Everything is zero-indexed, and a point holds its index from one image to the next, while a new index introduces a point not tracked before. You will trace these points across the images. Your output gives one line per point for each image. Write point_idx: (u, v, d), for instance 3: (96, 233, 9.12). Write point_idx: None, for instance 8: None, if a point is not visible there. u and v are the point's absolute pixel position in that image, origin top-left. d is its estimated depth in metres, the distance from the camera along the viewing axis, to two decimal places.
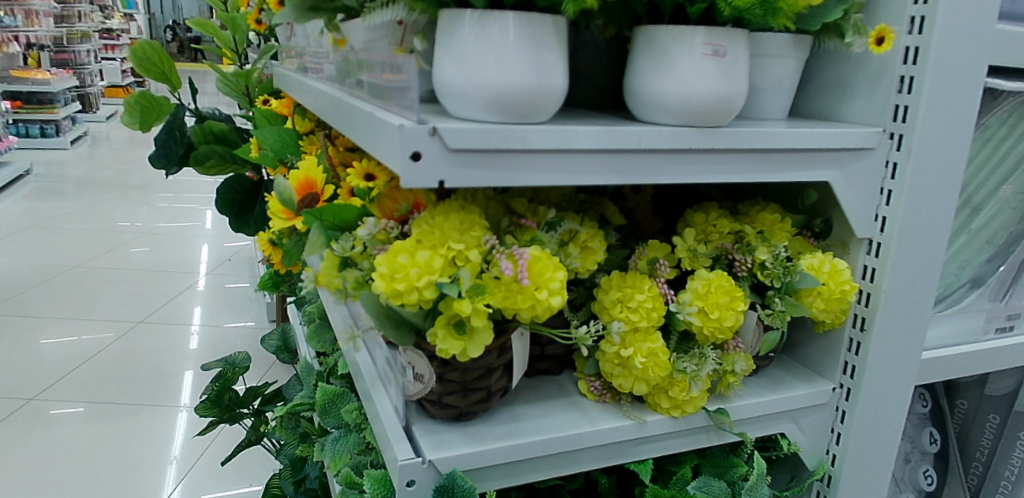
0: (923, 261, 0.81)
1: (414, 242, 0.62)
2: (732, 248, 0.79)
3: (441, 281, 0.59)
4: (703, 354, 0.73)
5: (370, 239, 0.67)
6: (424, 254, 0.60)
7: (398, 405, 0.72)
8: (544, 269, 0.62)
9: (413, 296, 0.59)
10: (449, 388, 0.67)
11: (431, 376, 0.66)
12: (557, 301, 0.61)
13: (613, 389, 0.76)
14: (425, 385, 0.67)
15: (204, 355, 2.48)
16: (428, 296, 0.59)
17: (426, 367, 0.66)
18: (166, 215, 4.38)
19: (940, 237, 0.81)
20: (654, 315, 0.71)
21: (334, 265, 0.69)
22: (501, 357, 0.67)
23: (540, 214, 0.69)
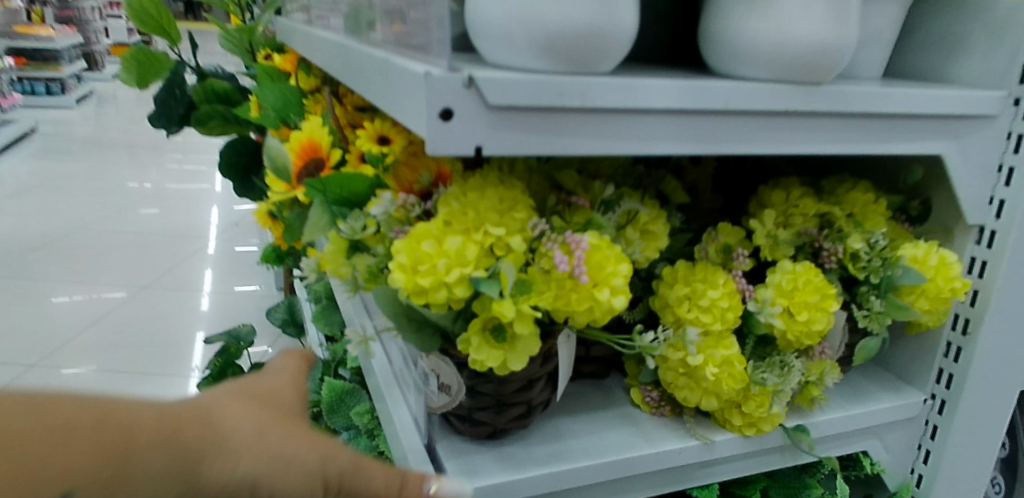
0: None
1: (441, 225, 0.49)
2: (818, 234, 0.65)
3: (478, 275, 0.46)
4: (786, 364, 0.60)
5: (384, 220, 0.55)
6: (455, 240, 0.47)
7: (417, 417, 0.60)
8: (605, 261, 0.49)
9: (440, 294, 0.46)
10: (482, 402, 0.55)
11: (460, 388, 0.54)
12: (620, 302, 0.49)
13: (673, 401, 0.64)
14: (451, 398, 0.55)
15: (214, 321, 2.38)
16: (462, 295, 0.46)
17: (454, 377, 0.54)
18: (175, 176, 4.27)
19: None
20: (729, 316, 0.58)
21: (343, 246, 0.57)
22: (544, 366, 0.55)
23: (594, 190, 0.56)
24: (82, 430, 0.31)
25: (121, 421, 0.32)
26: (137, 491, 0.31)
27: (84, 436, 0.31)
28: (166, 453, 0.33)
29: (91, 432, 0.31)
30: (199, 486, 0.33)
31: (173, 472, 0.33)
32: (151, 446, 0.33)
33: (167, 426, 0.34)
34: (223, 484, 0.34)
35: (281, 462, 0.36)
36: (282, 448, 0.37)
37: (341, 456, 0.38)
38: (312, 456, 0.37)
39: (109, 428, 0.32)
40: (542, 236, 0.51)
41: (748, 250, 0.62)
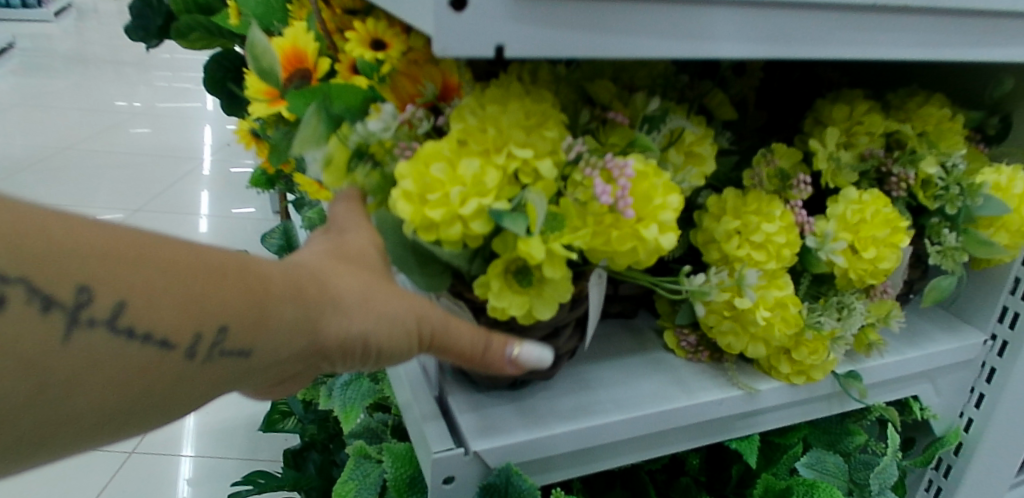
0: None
1: (455, 145, 0.40)
2: (885, 157, 0.56)
3: (502, 207, 0.38)
4: (846, 305, 0.53)
5: (387, 135, 0.45)
6: (472, 163, 0.38)
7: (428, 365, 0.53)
8: (652, 192, 0.41)
9: (455, 229, 0.38)
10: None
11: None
12: (669, 241, 0.41)
13: (711, 345, 0.57)
14: None
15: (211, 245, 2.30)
16: (481, 231, 0.38)
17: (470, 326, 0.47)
18: (163, 94, 4.09)
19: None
20: (785, 254, 0.50)
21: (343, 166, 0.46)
22: (572, 312, 0.47)
23: (635, 104, 0.47)
24: (226, 278, 0.34)
25: (257, 275, 0.35)
26: (273, 339, 0.35)
27: (232, 286, 0.34)
28: (295, 304, 0.36)
29: (238, 283, 0.34)
30: (319, 339, 0.37)
31: (301, 324, 0.36)
32: (282, 298, 0.35)
33: (292, 281, 0.36)
34: (340, 340, 0.37)
35: (384, 322, 0.39)
36: (389, 308, 0.39)
37: (434, 316, 0.41)
38: (411, 318, 0.40)
39: (246, 279, 0.34)
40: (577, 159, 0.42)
41: (809, 176, 0.53)
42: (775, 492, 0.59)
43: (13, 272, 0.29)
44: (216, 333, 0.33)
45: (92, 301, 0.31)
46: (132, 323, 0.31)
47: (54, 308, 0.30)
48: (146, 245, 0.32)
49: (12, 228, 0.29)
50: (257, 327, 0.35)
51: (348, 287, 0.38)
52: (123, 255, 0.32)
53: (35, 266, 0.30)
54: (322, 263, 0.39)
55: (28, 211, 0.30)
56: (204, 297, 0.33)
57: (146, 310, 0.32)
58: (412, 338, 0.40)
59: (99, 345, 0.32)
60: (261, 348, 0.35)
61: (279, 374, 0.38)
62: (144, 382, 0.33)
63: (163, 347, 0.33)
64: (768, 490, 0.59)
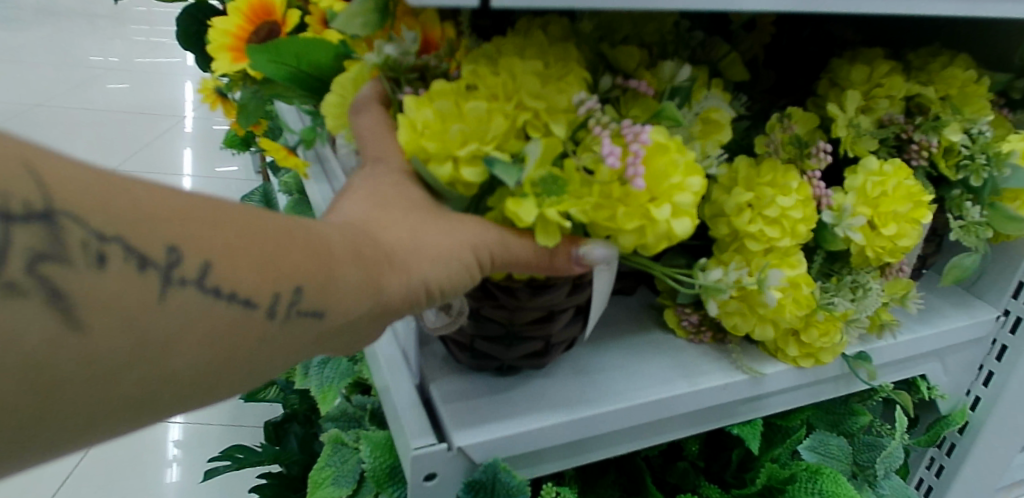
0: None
1: (464, 88, 0.37)
2: (906, 122, 0.52)
3: (499, 155, 0.35)
4: (861, 284, 0.50)
5: (398, 64, 0.40)
6: (478, 105, 0.35)
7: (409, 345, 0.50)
8: (667, 170, 0.36)
9: (446, 169, 0.35)
10: (488, 330, 0.44)
11: (462, 307, 0.43)
12: (683, 228, 0.36)
13: (715, 325, 0.53)
14: (452, 320, 0.44)
15: None
16: (471, 179, 0.35)
17: (456, 299, 0.42)
18: (140, 48, 3.95)
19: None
20: (801, 230, 0.45)
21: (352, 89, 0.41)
22: (572, 296, 0.43)
23: (660, 72, 0.42)
24: (289, 237, 0.30)
25: (315, 235, 0.31)
26: (341, 302, 0.32)
27: (299, 245, 0.31)
28: (358, 263, 0.32)
29: (303, 243, 0.31)
30: (387, 295, 0.33)
31: (368, 282, 0.32)
32: (345, 258, 0.32)
33: (352, 238, 0.33)
34: (403, 292, 0.34)
35: (447, 261, 0.35)
36: (443, 247, 0.35)
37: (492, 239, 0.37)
38: (466, 255, 0.36)
39: (303, 240, 0.31)
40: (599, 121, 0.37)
41: (827, 145, 0.49)
42: (778, 480, 0.56)
43: (110, 228, 0.26)
44: (294, 292, 0.30)
45: (182, 259, 0.28)
46: (219, 282, 0.28)
47: (149, 267, 0.27)
48: (200, 205, 0.29)
49: (84, 191, 0.26)
50: (327, 286, 0.31)
51: (401, 234, 0.34)
52: (201, 212, 0.29)
53: (126, 220, 0.27)
54: (369, 213, 0.35)
55: (88, 175, 0.27)
56: (275, 257, 0.30)
57: (225, 268, 0.29)
58: (470, 274, 0.36)
59: (194, 307, 0.28)
60: (334, 310, 0.32)
61: (349, 340, 0.34)
62: (233, 346, 0.30)
63: (247, 308, 0.29)
64: (771, 478, 0.56)
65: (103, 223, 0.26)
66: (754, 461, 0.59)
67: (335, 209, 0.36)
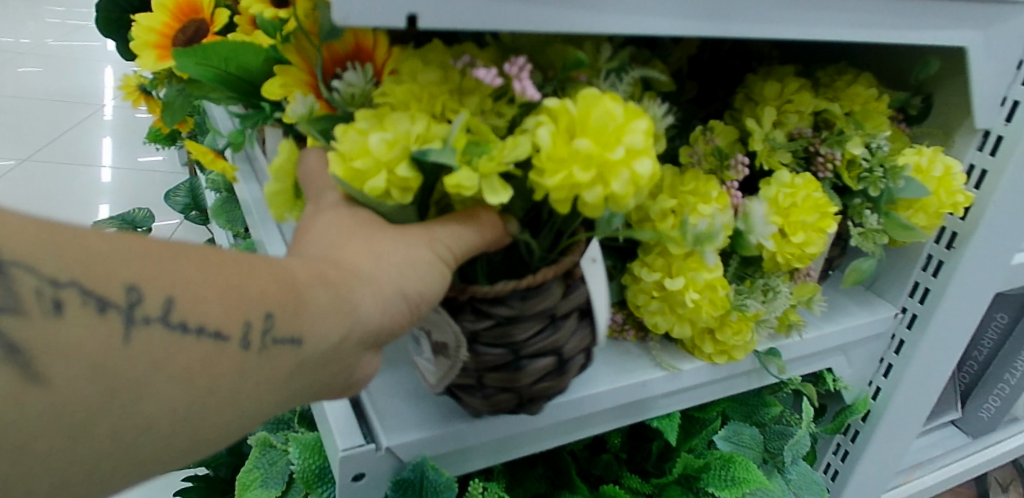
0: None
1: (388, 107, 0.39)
2: (813, 136, 0.55)
3: (433, 146, 0.35)
4: (771, 286, 0.53)
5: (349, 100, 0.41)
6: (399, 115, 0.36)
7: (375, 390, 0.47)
8: (607, 114, 0.35)
9: (379, 179, 0.35)
10: (490, 363, 0.42)
11: (460, 343, 0.41)
12: (644, 167, 0.34)
13: (638, 324, 0.56)
14: (451, 360, 0.42)
15: (114, 198, 2.13)
16: (406, 175, 0.35)
17: (450, 333, 0.41)
18: (57, 30, 3.74)
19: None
20: (720, 234, 0.47)
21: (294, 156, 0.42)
22: (570, 299, 0.42)
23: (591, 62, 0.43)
24: (248, 270, 0.31)
25: (275, 267, 0.32)
26: (315, 326, 0.32)
27: (260, 274, 0.31)
28: (326, 286, 0.33)
29: (265, 273, 0.31)
30: (364, 312, 0.33)
31: (339, 301, 0.33)
32: (312, 282, 0.32)
33: (319, 265, 0.33)
34: (379, 304, 0.34)
35: (422, 266, 0.35)
36: (407, 250, 0.35)
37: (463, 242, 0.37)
38: (431, 254, 0.35)
39: (264, 272, 0.31)
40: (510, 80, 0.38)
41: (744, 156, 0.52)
42: (694, 468, 0.58)
43: (64, 275, 0.27)
44: (265, 319, 0.30)
45: (143, 298, 0.28)
46: (183, 317, 0.29)
47: (110, 309, 0.27)
48: (152, 246, 0.29)
49: (51, 236, 0.27)
50: (295, 310, 0.31)
51: (363, 246, 0.35)
52: (158, 250, 0.29)
53: (80, 266, 0.27)
54: (337, 237, 0.36)
55: (43, 223, 0.28)
56: (237, 287, 0.30)
57: (193, 302, 0.29)
58: (449, 273, 0.36)
59: (160, 347, 0.28)
60: (310, 335, 0.32)
61: (350, 364, 0.34)
62: (210, 385, 0.30)
63: (219, 341, 0.29)
64: (686, 467, 0.58)
65: (57, 268, 0.27)
66: (673, 452, 0.62)
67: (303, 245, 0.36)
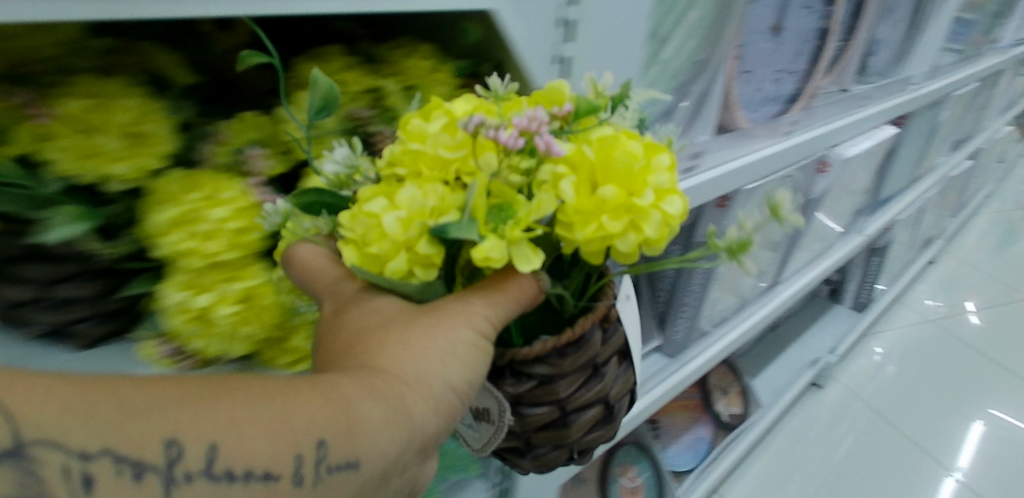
0: (546, 74, 0.80)
1: (388, 184, 0.61)
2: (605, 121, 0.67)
3: (446, 220, 0.57)
4: (598, 240, 0.61)
5: (338, 172, 0.63)
6: (406, 194, 0.58)
7: (471, 419, 0.72)
8: (610, 158, 0.61)
9: (401, 259, 0.58)
10: (539, 417, 0.68)
11: (503, 404, 0.67)
12: (672, 208, 0.62)
13: (492, 278, 0.61)
14: (498, 421, 0.69)
15: None
16: (426, 249, 0.57)
17: (501, 394, 0.66)
18: None
19: (564, 38, 0.79)
20: (560, 196, 0.60)
21: (355, 260, 0.59)
22: (603, 347, 0.68)
23: (529, 128, 0.59)
24: (329, 380, 0.49)
25: (366, 377, 0.50)
26: (368, 436, 0.48)
27: (313, 404, 0.46)
28: (382, 403, 0.49)
29: (311, 392, 0.47)
30: (418, 420, 0.51)
31: (394, 415, 0.49)
32: (367, 405, 0.49)
33: (382, 394, 0.50)
34: (426, 414, 0.52)
35: (462, 363, 0.55)
36: (453, 340, 0.55)
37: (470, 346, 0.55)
38: (472, 334, 0.56)
39: (333, 401, 0.47)
40: (528, 138, 0.59)
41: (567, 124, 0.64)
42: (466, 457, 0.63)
43: (94, 447, 0.41)
44: (319, 443, 0.45)
45: (176, 449, 0.42)
46: (222, 462, 0.43)
47: (145, 471, 0.42)
48: (236, 377, 0.47)
49: (89, 417, 0.41)
50: (342, 442, 0.46)
51: (408, 356, 0.53)
52: (208, 382, 0.46)
53: (112, 436, 0.41)
54: (402, 350, 0.53)
55: (52, 411, 0.41)
56: (278, 430, 0.45)
57: (244, 453, 0.43)
58: (484, 346, 0.57)
59: (202, 490, 0.43)
60: (361, 456, 0.47)
61: (408, 479, 0.52)
62: None
63: (268, 479, 0.44)
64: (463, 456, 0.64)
65: (81, 446, 0.41)
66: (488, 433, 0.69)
67: (377, 314, 0.57)
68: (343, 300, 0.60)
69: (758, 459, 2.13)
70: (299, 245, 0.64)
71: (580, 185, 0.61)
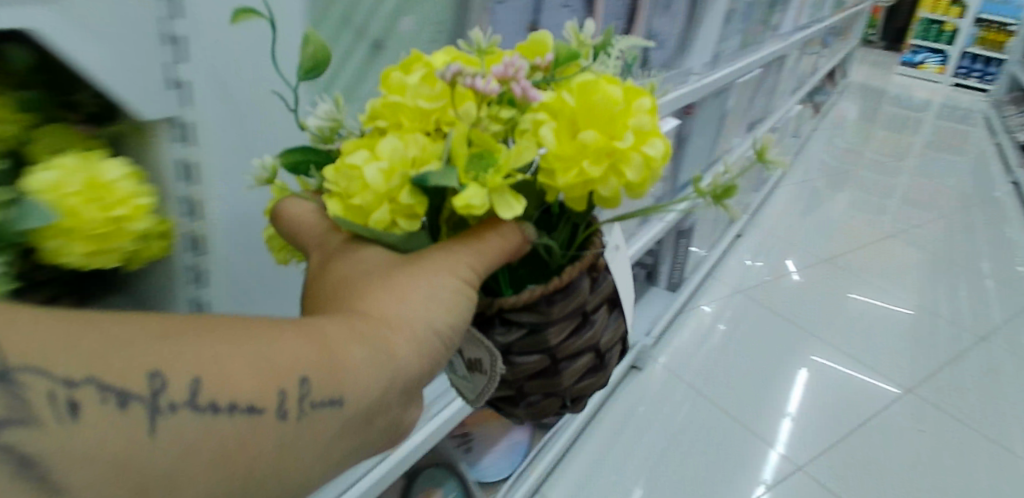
0: (163, 104, 0.68)
1: (369, 138, 0.62)
2: (586, 67, 0.66)
3: (428, 170, 0.57)
4: (582, 183, 0.61)
5: (320, 126, 0.64)
6: (387, 144, 0.58)
7: (465, 372, 0.74)
8: (592, 99, 0.60)
9: (383, 211, 0.58)
10: (530, 366, 0.68)
11: (494, 355, 0.68)
12: (654, 150, 0.61)
13: (478, 226, 0.61)
14: (492, 370, 0.69)
15: None
16: (407, 199, 0.57)
17: (493, 343, 0.67)
18: None
19: (175, 57, 0.68)
20: (540, 140, 0.59)
21: (340, 212, 0.60)
22: (592, 295, 0.69)
23: (506, 74, 0.59)
24: (313, 324, 0.52)
25: (349, 324, 0.53)
26: (349, 373, 0.51)
27: (296, 343, 0.50)
28: (363, 345, 0.52)
29: (293, 333, 0.51)
30: (399, 361, 0.53)
31: (377, 355, 0.52)
32: (348, 346, 0.52)
33: (363, 337, 0.52)
34: (410, 355, 0.54)
35: (444, 308, 0.56)
36: (435, 286, 0.56)
37: (449, 291, 0.56)
38: (456, 280, 0.57)
39: (314, 343, 0.51)
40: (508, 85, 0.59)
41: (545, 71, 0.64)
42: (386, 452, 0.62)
43: (78, 377, 0.43)
44: (302, 380, 0.49)
45: (160, 381, 0.45)
46: (208, 392, 0.46)
47: (131, 400, 0.43)
48: (218, 320, 0.50)
49: (73, 350, 0.43)
50: (323, 378, 0.50)
51: (391, 302, 0.55)
52: (189, 324, 0.48)
53: (96, 367, 0.43)
54: (385, 298, 0.55)
55: (34, 347, 0.43)
56: (263, 365, 0.48)
57: (227, 387, 0.46)
58: (469, 292, 0.58)
59: (189, 418, 0.45)
60: (344, 392, 0.50)
61: (388, 416, 0.55)
62: (259, 443, 0.47)
63: (253, 412, 0.47)
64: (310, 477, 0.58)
65: (68, 375, 0.43)
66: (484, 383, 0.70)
67: (362, 263, 0.59)
68: (330, 253, 0.61)
69: (581, 450, 1.98)
70: (288, 203, 0.65)
71: (564, 130, 0.60)
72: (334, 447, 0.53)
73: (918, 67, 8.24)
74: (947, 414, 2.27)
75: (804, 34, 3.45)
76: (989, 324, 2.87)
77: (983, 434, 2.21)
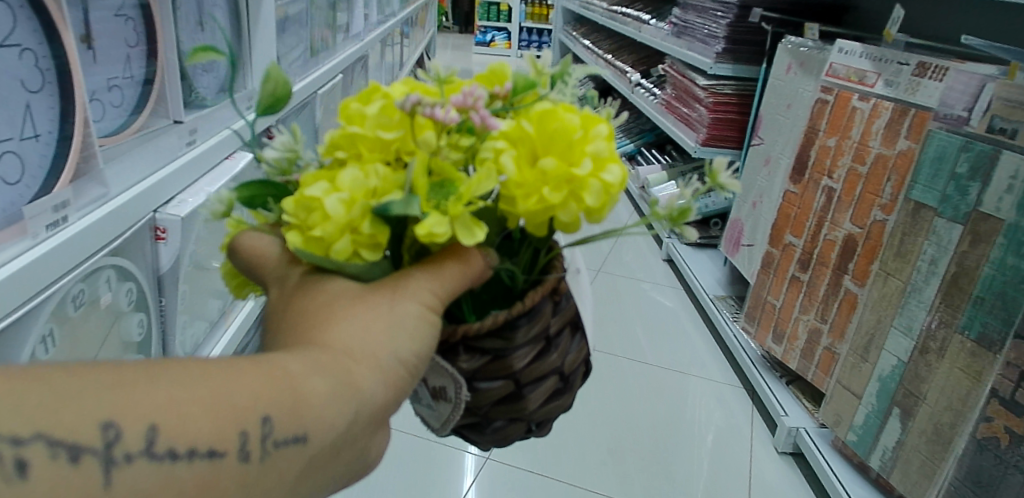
0: None
1: (329, 169, 0.62)
2: (544, 93, 0.68)
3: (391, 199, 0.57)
4: (543, 209, 0.61)
5: (279, 153, 0.64)
6: (348, 175, 0.57)
7: (429, 394, 0.74)
8: (551, 128, 0.61)
9: (344, 241, 0.57)
10: (495, 391, 0.68)
11: (459, 382, 0.68)
12: (613, 176, 0.62)
13: (442, 252, 0.61)
14: (459, 395, 0.69)
15: None
16: (369, 229, 0.57)
17: (453, 368, 0.67)
18: None
19: None
20: (502, 168, 0.60)
21: (301, 243, 0.59)
22: (556, 316, 0.70)
23: (465, 102, 0.60)
24: (276, 358, 0.52)
25: (312, 356, 0.52)
26: (313, 408, 0.50)
27: (261, 382, 0.49)
28: (327, 379, 0.51)
29: (253, 370, 0.50)
30: (364, 391, 0.53)
31: (341, 386, 0.52)
32: (313, 379, 0.51)
33: (330, 371, 0.52)
34: (373, 385, 0.54)
35: (409, 338, 0.56)
36: (401, 315, 0.56)
37: (410, 322, 0.56)
38: (420, 307, 0.57)
39: (276, 380, 0.50)
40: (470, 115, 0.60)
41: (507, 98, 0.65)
42: None
43: (25, 436, 0.41)
44: (265, 420, 0.48)
45: (113, 431, 0.44)
46: (164, 437, 0.44)
47: (85, 455, 0.42)
48: (175, 360, 0.49)
49: (20, 411, 0.42)
50: (286, 417, 0.49)
51: (353, 335, 0.54)
52: (139, 365, 0.47)
53: (40, 425, 0.42)
54: (350, 330, 0.55)
55: None
56: (220, 407, 0.47)
57: (189, 434, 0.45)
58: (433, 318, 0.58)
59: (148, 466, 0.44)
60: (308, 426, 0.50)
61: (356, 449, 0.55)
62: (221, 485, 0.47)
63: (216, 457, 0.46)
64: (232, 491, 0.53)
65: (12, 433, 0.41)
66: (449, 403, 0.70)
67: (323, 292, 0.58)
68: (289, 287, 0.61)
69: None
70: (245, 235, 0.65)
71: (524, 160, 0.61)
72: (302, 481, 0.52)
73: (490, 45, 8.97)
74: (608, 352, 2.39)
75: (377, 32, 3.09)
76: (602, 257, 3.21)
77: (619, 354, 2.39)
